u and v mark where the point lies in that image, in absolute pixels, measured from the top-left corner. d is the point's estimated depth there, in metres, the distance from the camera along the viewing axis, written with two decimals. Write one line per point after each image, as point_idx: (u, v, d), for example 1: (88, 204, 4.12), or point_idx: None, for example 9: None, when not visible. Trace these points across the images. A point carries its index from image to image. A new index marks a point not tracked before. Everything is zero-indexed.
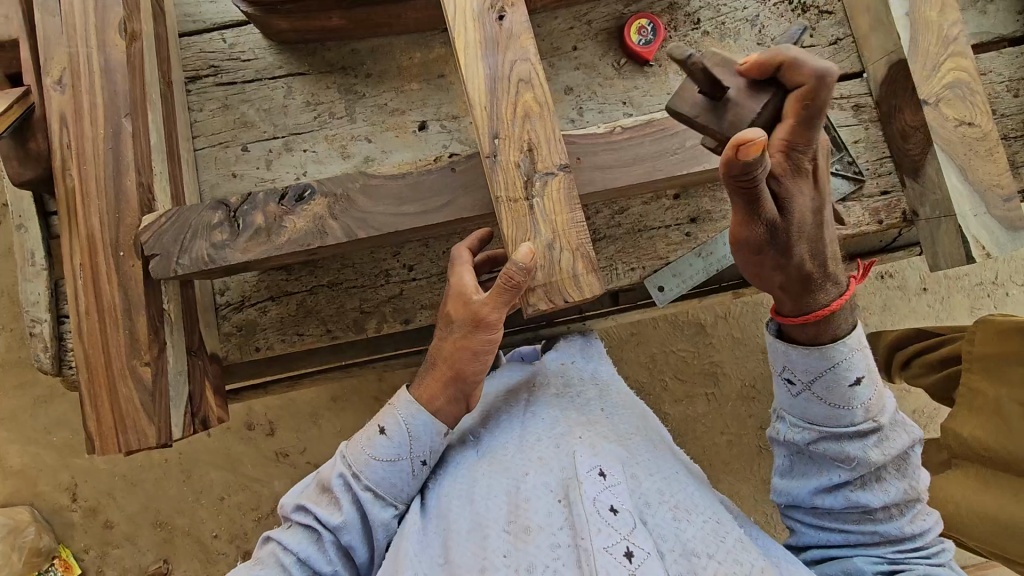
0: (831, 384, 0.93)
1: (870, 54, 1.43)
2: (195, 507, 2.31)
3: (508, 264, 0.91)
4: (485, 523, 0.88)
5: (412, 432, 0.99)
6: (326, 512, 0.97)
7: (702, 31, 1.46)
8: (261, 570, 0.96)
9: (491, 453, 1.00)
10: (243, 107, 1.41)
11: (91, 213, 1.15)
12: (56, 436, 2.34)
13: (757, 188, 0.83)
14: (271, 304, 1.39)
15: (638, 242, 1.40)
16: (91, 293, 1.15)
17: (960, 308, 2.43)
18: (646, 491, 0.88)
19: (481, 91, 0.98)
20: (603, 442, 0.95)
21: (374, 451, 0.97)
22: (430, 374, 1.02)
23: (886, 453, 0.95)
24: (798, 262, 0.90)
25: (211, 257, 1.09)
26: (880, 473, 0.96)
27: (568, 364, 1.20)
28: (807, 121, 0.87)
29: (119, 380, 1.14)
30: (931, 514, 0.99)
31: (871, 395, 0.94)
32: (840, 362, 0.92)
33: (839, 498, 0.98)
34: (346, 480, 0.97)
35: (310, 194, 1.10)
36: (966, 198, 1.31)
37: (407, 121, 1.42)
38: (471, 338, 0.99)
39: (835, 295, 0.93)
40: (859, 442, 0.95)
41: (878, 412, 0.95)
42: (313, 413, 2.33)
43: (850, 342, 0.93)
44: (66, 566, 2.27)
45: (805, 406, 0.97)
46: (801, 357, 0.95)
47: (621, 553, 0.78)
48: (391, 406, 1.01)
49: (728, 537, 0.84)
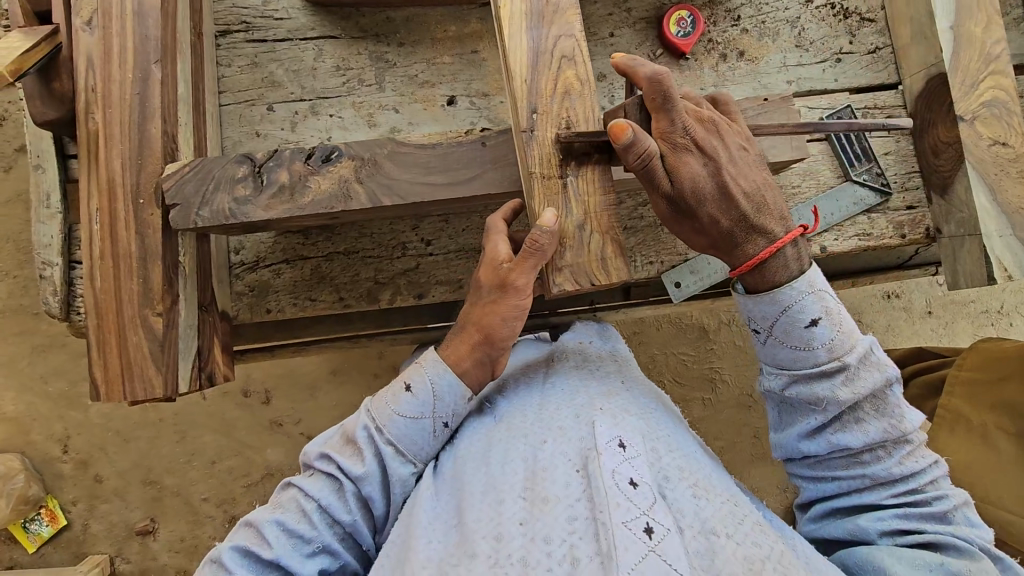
0: (787, 327, 0.93)
1: (908, 66, 1.41)
2: (186, 468, 2.31)
3: (534, 229, 0.92)
4: (500, 488, 0.88)
5: (436, 392, 1.00)
6: (348, 461, 0.97)
7: (742, 28, 1.44)
8: (281, 514, 0.95)
9: (506, 419, 1.02)
10: (272, 66, 1.39)
11: (114, 158, 1.14)
12: (52, 385, 2.33)
13: (652, 169, 0.92)
14: (286, 267, 1.38)
15: (659, 236, 1.38)
16: (108, 238, 1.14)
17: (964, 334, 2.43)
18: (666, 465, 0.88)
19: (523, 64, 0.97)
20: (624, 416, 0.96)
21: (399, 407, 0.98)
22: (456, 338, 1.04)
23: (857, 391, 0.91)
24: (717, 224, 0.95)
25: (232, 211, 1.08)
26: (858, 414, 0.93)
27: (586, 343, 1.23)
28: (660, 99, 0.91)
29: (129, 327, 1.13)
30: (927, 456, 0.94)
31: (835, 334, 0.92)
32: (790, 305, 0.92)
33: (821, 443, 0.96)
34: (369, 433, 0.98)
35: (337, 156, 1.09)
36: (993, 218, 1.30)
37: (437, 95, 1.40)
38: (499, 303, 1.00)
39: (764, 245, 0.94)
40: (826, 382, 0.93)
41: (845, 351, 0.92)
42: (310, 384, 2.32)
43: (798, 285, 0.93)
44: (52, 516, 2.28)
45: (772, 352, 0.97)
46: (754, 307, 0.96)
47: (641, 529, 0.77)
48: (417, 365, 1.03)
49: (746, 520, 0.84)
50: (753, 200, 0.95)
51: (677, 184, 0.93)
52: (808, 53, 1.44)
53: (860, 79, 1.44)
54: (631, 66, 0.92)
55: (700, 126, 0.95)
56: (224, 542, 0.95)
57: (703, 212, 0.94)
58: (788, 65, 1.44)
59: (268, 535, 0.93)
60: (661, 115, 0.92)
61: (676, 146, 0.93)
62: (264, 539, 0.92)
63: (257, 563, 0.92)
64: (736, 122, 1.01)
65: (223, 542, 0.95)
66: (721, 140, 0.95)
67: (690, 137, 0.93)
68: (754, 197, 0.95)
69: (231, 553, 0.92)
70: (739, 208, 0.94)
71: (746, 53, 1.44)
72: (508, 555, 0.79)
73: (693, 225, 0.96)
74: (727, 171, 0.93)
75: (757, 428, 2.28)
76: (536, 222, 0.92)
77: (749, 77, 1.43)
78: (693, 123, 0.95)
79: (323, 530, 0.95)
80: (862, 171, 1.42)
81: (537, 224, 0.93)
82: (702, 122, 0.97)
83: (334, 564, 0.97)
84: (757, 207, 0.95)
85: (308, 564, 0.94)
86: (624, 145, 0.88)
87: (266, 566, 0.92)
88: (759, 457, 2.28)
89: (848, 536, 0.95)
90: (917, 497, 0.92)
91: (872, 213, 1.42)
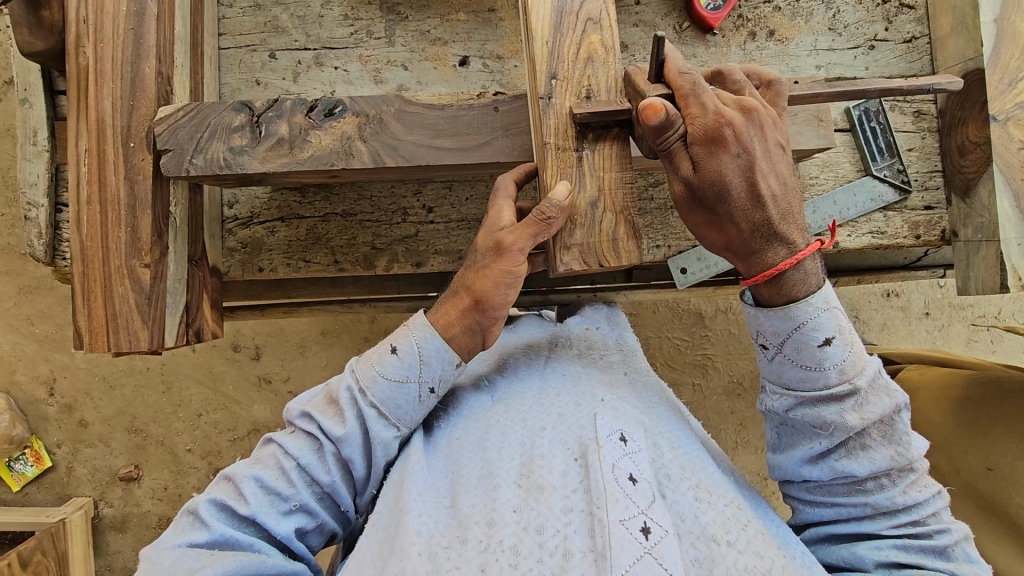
0: (799, 344, 0.89)
1: (945, 58, 1.34)
2: (172, 418, 2.30)
3: (543, 201, 0.87)
4: (496, 473, 0.87)
5: (424, 357, 0.97)
6: (330, 422, 0.94)
7: (774, 5, 1.37)
8: (259, 470, 0.93)
9: (505, 399, 1.02)
10: (276, 10, 1.31)
11: (104, 96, 1.08)
12: (38, 327, 2.30)
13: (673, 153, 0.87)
14: (281, 225, 1.33)
15: (668, 219, 1.34)
16: (96, 181, 1.09)
17: (958, 338, 2.40)
18: (667, 463, 0.89)
19: (545, 25, 0.91)
20: (624, 410, 0.95)
21: (385, 369, 0.96)
22: (448, 302, 1.00)
23: (865, 417, 0.88)
24: (734, 222, 0.88)
25: (227, 161, 1.02)
26: (865, 441, 0.90)
27: (591, 329, 1.23)
28: (689, 86, 0.86)
29: (115, 277, 1.09)
30: (931, 487, 0.92)
31: (846, 354, 0.89)
32: (805, 322, 0.88)
33: (825, 469, 0.93)
34: (353, 394, 0.95)
35: (340, 111, 1.03)
36: (1013, 225, 1.26)
37: (448, 54, 1.33)
38: (492, 267, 0.96)
39: (785, 255, 0.88)
40: (835, 405, 0.89)
41: (855, 374, 0.89)
42: (300, 344, 2.29)
43: (816, 301, 0.88)
44: (36, 457, 2.27)
45: (777, 369, 0.93)
46: (766, 320, 0.91)
47: (637, 528, 0.77)
48: (405, 327, 0.99)
49: (748, 525, 0.84)
50: (780, 204, 0.89)
51: (701, 176, 0.87)
52: (841, 37, 1.38)
53: (893, 69, 1.38)
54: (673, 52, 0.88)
55: (739, 114, 0.87)
56: (200, 494, 0.93)
57: (725, 209, 0.88)
58: (819, 48, 1.37)
59: (245, 490, 0.90)
60: (687, 105, 0.87)
61: (708, 137, 0.86)
62: (240, 494, 0.90)
63: (232, 518, 0.90)
64: (780, 116, 0.94)
65: (199, 495, 0.93)
66: (758, 135, 0.87)
67: (727, 127, 0.85)
68: (782, 201, 0.88)
69: (207, 506, 0.90)
70: (764, 211, 0.87)
71: (776, 33, 1.37)
72: (499, 541, 0.77)
73: (709, 220, 0.90)
74: (758, 169, 0.86)
75: (743, 416, 2.28)
76: (548, 194, 0.87)
77: (776, 59, 1.37)
78: (730, 109, 0.87)
79: (301, 489, 0.93)
80: (883, 166, 1.37)
81: (548, 196, 0.88)
82: (742, 110, 0.88)
83: (311, 523, 0.95)
84: (783, 212, 0.89)
85: (283, 523, 0.92)
86: (655, 126, 0.84)
87: (242, 522, 0.90)
88: (742, 445, 2.28)
89: (842, 562, 0.94)
90: (919, 529, 0.90)
91: (888, 211, 1.38)
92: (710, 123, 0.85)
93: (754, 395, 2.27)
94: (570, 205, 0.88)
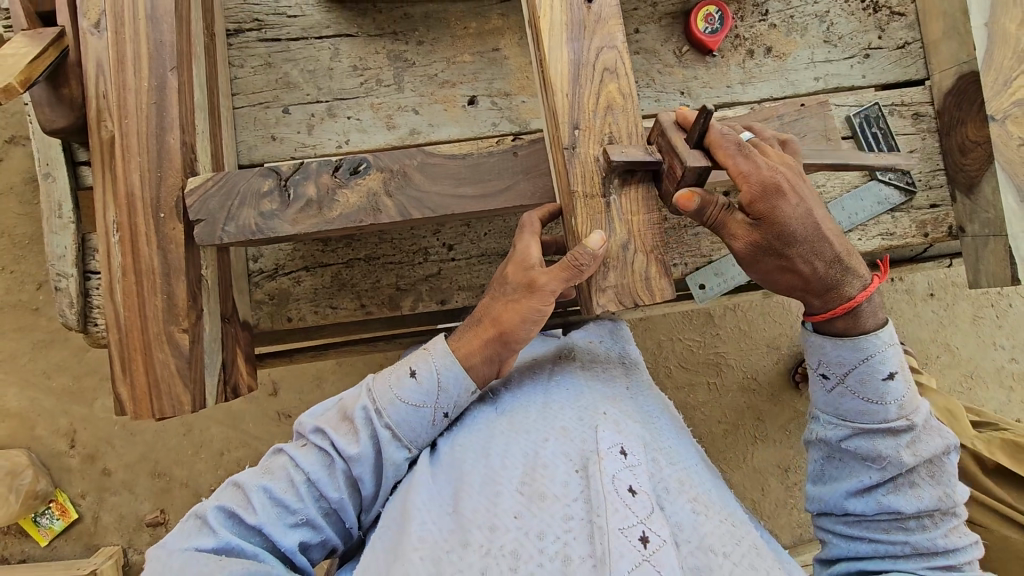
0: (864, 376, 0.95)
1: (939, 62, 1.39)
2: (195, 460, 2.31)
3: (577, 247, 0.90)
4: (497, 480, 0.88)
5: (443, 384, 0.97)
6: (343, 440, 0.94)
7: (770, 23, 1.41)
8: (269, 480, 0.92)
9: (510, 411, 1.01)
10: (286, 66, 1.34)
11: (131, 170, 1.10)
12: (55, 380, 2.31)
13: (725, 220, 0.93)
14: (306, 274, 1.36)
15: (683, 238, 1.39)
16: (129, 254, 1.11)
17: (964, 316, 2.42)
18: (666, 476, 0.89)
19: (564, 77, 0.94)
20: (627, 423, 0.96)
21: (402, 392, 0.96)
22: (471, 330, 1.00)
23: (918, 453, 0.94)
24: (809, 265, 0.94)
25: (258, 226, 1.05)
26: (913, 478, 0.95)
27: (595, 342, 1.21)
28: (734, 146, 0.91)
29: (155, 344, 1.11)
30: (969, 535, 0.95)
31: (905, 390, 0.95)
32: (873, 354, 0.95)
33: (870, 502, 0.97)
34: (368, 414, 0.95)
35: (365, 169, 1.06)
36: (1021, 220, 1.30)
37: (457, 95, 1.36)
38: (522, 302, 0.97)
39: (858, 287, 0.96)
40: (891, 439, 0.95)
41: (912, 412, 0.95)
42: (317, 375, 2.31)
43: (883, 335, 0.95)
44: (62, 510, 2.28)
45: (836, 401, 0.99)
46: (833, 350, 0.97)
47: (636, 537, 0.78)
48: (426, 352, 1.00)
49: (744, 540, 0.85)
50: (842, 242, 0.96)
51: (772, 229, 0.92)
52: (836, 49, 1.42)
53: (888, 75, 1.42)
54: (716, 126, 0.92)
55: (788, 169, 0.93)
56: (208, 499, 0.92)
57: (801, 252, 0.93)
58: (816, 61, 1.41)
59: (253, 500, 0.90)
60: (737, 164, 0.91)
61: (770, 189, 0.91)
62: (249, 503, 0.90)
63: (239, 526, 0.89)
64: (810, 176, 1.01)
65: (207, 500, 0.92)
66: (807, 185, 0.94)
67: (784, 181, 0.91)
68: (842, 241, 0.96)
69: (215, 513, 0.89)
70: (834, 249, 0.94)
71: (773, 49, 1.41)
72: (501, 547, 0.79)
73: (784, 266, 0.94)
74: (820, 216, 0.94)
75: (760, 411, 2.30)
76: (581, 241, 0.90)
77: (775, 75, 1.40)
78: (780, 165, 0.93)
79: (309, 503, 0.92)
80: (886, 169, 1.39)
81: (582, 243, 0.90)
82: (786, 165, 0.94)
83: (314, 538, 0.93)
84: (845, 249, 0.96)
85: (289, 535, 0.90)
86: (694, 207, 0.92)
87: (247, 532, 0.89)
88: (761, 439, 2.29)
89: None
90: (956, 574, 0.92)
91: (895, 212, 1.40)
92: (764, 182, 0.90)
93: (769, 389, 2.29)
94: (604, 252, 0.91)
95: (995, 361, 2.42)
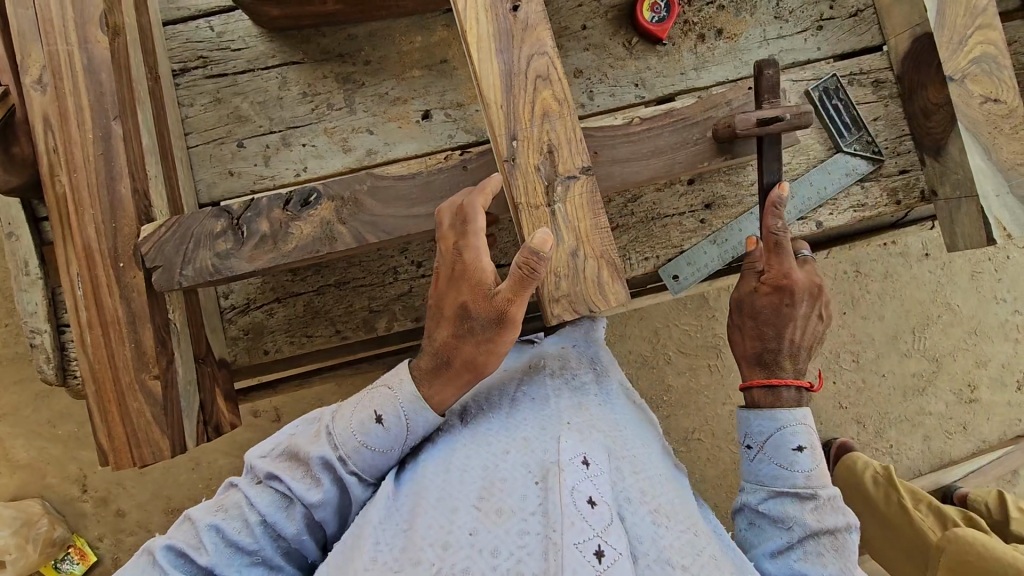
0: (777, 444, 0.96)
1: (893, 26, 1.37)
2: (207, 492, 2.32)
3: (524, 250, 0.87)
4: (455, 496, 0.85)
5: (411, 426, 0.95)
6: (302, 486, 0.91)
7: (718, 5, 1.39)
8: (222, 519, 0.91)
9: (475, 426, 0.99)
10: (236, 100, 1.34)
11: (86, 223, 1.10)
12: (60, 429, 2.32)
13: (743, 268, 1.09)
14: (278, 305, 1.36)
15: (652, 231, 1.38)
16: (93, 306, 1.11)
17: (962, 272, 2.32)
18: (628, 486, 0.87)
19: (497, 89, 0.94)
20: (592, 432, 0.94)
21: (367, 439, 0.93)
22: (442, 376, 0.95)
23: (822, 521, 0.90)
24: (772, 352, 1.03)
25: (216, 267, 1.05)
26: (818, 549, 0.89)
27: (568, 347, 1.17)
28: (774, 242, 1.06)
29: (127, 394, 1.11)
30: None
31: (816, 465, 0.95)
32: (786, 425, 0.97)
33: (784, 568, 0.89)
34: (331, 462, 0.92)
35: (316, 199, 1.05)
36: (989, 178, 1.26)
37: (410, 110, 1.35)
38: (498, 339, 0.93)
39: (794, 392, 1.01)
40: (798, 504, 0.92)
41: (821, 484, 0.94)
42: (318, 398, 2.30)
43: (797, 413, 0.98)
44: (81, 554, 2.30)
45: (756, 470, 0.98)
46: (755, 420, 1.00)
47: (591, 551, 0.75)
48: (391, 394, 0.95)
49: (704, 552, 0.83)
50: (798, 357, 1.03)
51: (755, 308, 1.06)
52: (788, 24, 1.40)
53: (843, 45, 1.41)
54: (778, 203, 1.05)
55: (807, 285, 1.05)
56: (160, 536, 0.93)
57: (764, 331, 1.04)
58: (768, 38, 1.40)
59: (205, 541, 0.89)
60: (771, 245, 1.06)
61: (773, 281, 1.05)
62: (201, 543, 0.90)
63: (189, 565, 0.89)
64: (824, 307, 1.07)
65: (160, 536, 0.93)
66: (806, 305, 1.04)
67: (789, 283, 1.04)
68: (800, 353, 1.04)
69: (165, 552, 0.89)
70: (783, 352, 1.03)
71: (724, 31, 1.39)
72: (452, 565, 0.76)
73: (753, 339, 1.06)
74: (796, 323, 1.03)
75: None
76: (528, 243, 0.86)
77: (728, 57, 1.39)
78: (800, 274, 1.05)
79: (265, 544, 0.92)
80: (851, 141, 1.37)
81: (528, 243, 0.87)
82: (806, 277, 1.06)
83: None
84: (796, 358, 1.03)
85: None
86: None
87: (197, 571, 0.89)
88: None
89: None
90: None
91: (865, 182, 1.38)
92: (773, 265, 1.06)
93: None
94: (550, 247, 0.88)
95: (998, 316, 2.33)
